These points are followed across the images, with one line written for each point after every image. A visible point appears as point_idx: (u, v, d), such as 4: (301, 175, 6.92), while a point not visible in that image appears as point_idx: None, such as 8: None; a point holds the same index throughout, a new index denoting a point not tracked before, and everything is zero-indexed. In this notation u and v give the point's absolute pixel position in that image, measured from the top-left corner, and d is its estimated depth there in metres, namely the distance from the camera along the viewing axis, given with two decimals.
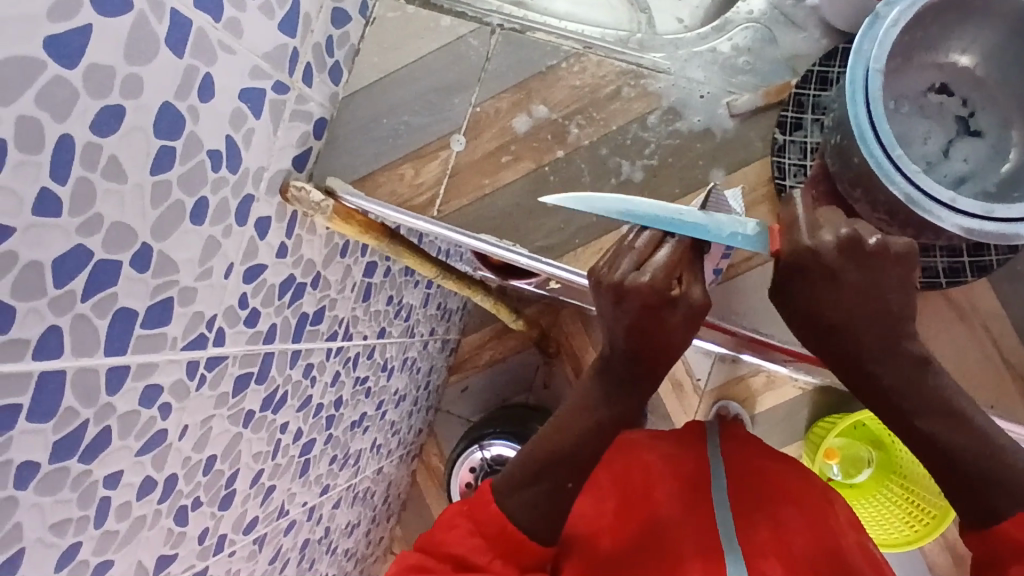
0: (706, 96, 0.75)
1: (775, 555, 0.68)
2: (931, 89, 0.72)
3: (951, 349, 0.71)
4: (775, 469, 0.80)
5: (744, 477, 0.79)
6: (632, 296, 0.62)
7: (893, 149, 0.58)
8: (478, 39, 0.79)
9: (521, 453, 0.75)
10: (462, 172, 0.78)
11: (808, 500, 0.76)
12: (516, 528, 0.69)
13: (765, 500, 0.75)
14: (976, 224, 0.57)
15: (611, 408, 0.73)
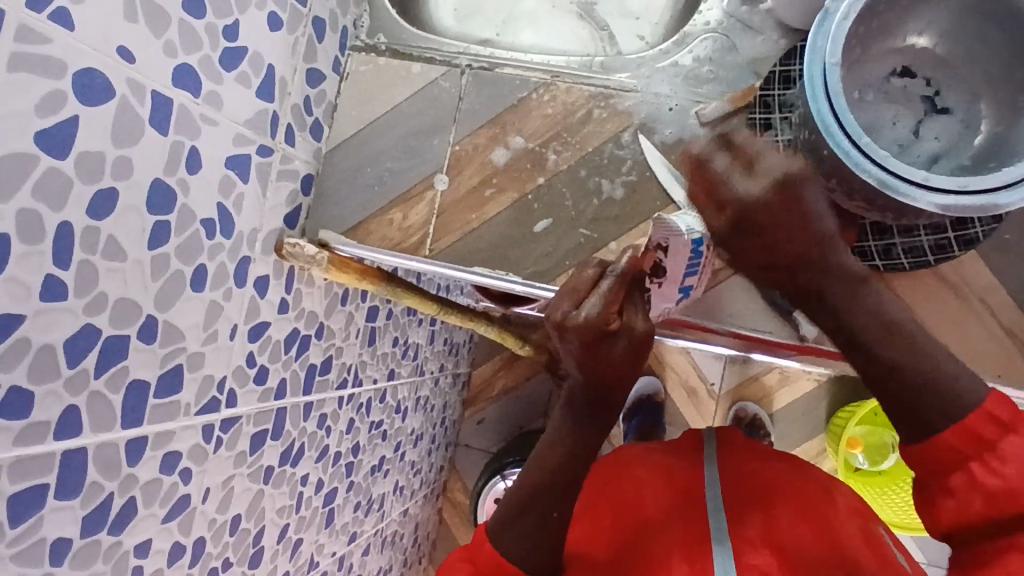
0: (674, 108, 0.77)
1: (768, 549, 0.66)
2: (893, 74, 0.73)
3: (951, 325, 0.70)
4: (770, 467, 0.77)
5: (738, 479, 0.76)
6: (571, 333, 0.59)
7: (862, 137, 0.59)
8: (449, 81, 0.82)
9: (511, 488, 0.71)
10: (449, 209, 0.80)
11: (806, 490, 0.72)
12: (509, 562, 0.66)
13: (760, 498, 0.72)
14: (952, 200, 0.58)
15: (588, 436, 0.68)
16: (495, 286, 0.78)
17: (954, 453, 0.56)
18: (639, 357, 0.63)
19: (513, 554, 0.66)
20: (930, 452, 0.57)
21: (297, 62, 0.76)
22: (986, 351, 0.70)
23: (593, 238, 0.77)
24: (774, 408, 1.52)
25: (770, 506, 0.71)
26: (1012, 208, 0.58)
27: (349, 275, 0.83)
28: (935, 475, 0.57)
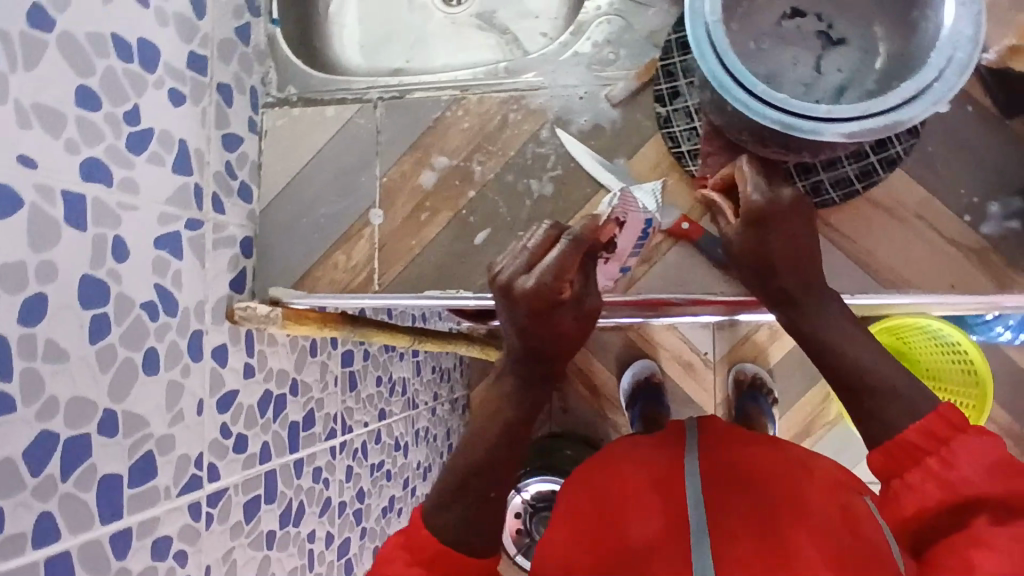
0: (584, 96, 0.78)
1: (749, 539, 0.60)
2: (785, 16, 0.72)
3: (894, 246, 0.71)
4: (752, 453, 0.70)
5: (720, 468, 0.68)
6: (519, 297, 0.58)
7: (756, 86, 0.60)
8: (364, 117, 0.83)
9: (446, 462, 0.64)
10: (389, 240, 0.80)
11: (791, 478, 0.66)
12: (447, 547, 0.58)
13: (744, 488, 0.65)
14: (858, 125, 0.58)
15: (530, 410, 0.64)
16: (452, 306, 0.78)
17: (909, 456, 0.57)
18: (585, 326, 0.63)
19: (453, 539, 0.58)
20: (888, 459, 0.58)
21: (209, 131, 0.77)
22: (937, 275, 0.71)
23: None
24: (772, 363, 1.53)
25: (751, 496, 0.64)
26: (918, 120, 0.58)
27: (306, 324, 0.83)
28: (893, 473, 0.58)
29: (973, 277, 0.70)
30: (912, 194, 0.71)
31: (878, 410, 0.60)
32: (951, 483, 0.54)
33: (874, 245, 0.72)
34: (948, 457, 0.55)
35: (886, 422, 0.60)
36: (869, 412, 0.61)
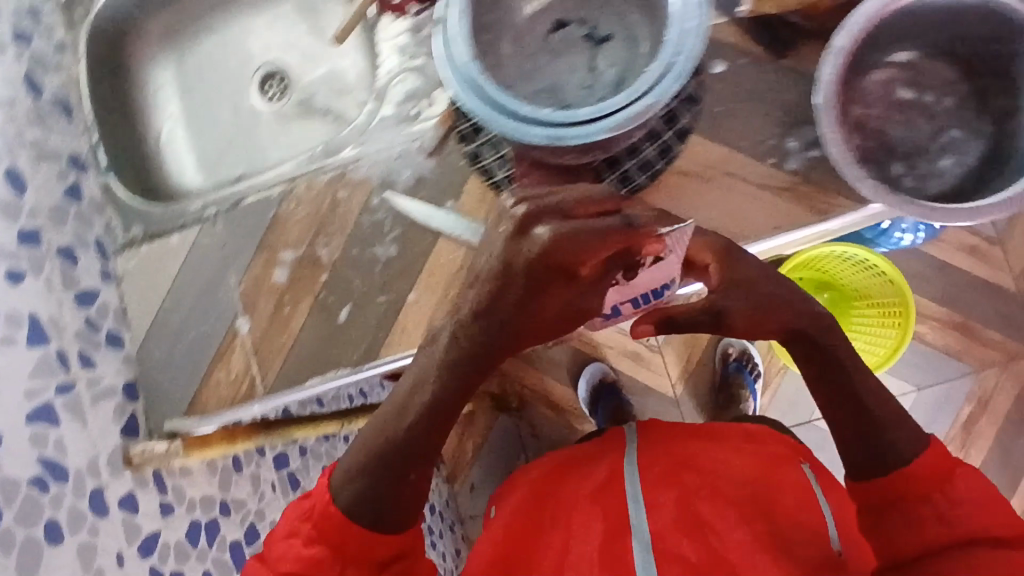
0: (400, 155, 0.80)
1: (686, 535, 0.70)
2: (551, 30, 0.75)
3: (714, 204, 0.73)
4: (688, 444, 0.80)
5: (661, 457, 0.78)
6: (558, 215, 0.52)
7: (517, 108, 0.62)
8: (207, 234, 0.85)
9: (359, 438, 0.66)
10: (261, 343, 0.82)
11: (723, 463, 0.76)
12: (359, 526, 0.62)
13: (689, 477, 0.75)
14: (622, 118, 0.61)
15: (456, 391, 0.62)
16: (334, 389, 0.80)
17: (919, 486, 0.63)
18: (568, 321, 0.60)
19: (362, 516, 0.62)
20: (887, 489, 0.65)
21: (59, 295, 0.79)
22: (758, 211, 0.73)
23: (392, 301, 0.79)
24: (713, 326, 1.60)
25: (692, 484, 0.74)
26: (671, 97, 0.60)
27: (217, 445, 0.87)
28: (892, 497, 0.65)
29: (788, 211, 0.72)
30: (712, 152, 0.73)
31: (890, 445, 0.66)
32: (959, 526, 0.61)
33: (699, 210, 0.74)
34: (954, 510, 0.61)
35: (875, 428, 0.67)
36: (853, 416, 0.69)
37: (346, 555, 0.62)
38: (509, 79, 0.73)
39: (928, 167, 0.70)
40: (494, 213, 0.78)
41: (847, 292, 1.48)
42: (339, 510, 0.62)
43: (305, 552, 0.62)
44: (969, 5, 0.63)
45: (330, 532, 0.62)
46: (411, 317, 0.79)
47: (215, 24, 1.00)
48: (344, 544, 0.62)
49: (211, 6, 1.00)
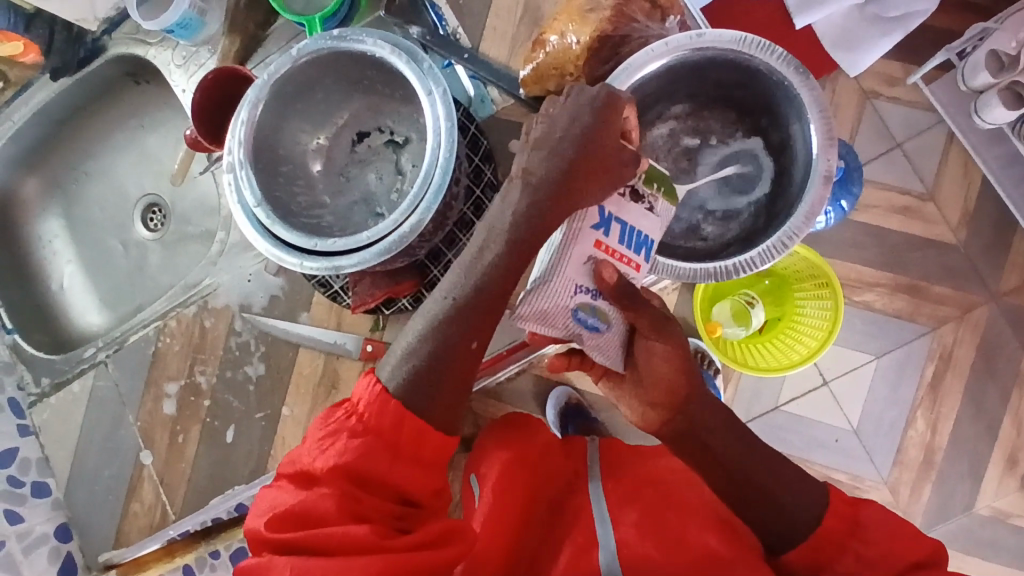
0: (252, 276, 0.86)
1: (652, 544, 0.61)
2: (355, 142, 0.79)
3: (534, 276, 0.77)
4: (654, 462, 0.72)
5: (625, 476, 0.70)
6: (578, 141, 0.53)
7: (309, 244, 0.66)
8: (102, 377, 0.91)
9: (314, 438, 0.51)
10: (165, 472, 0.88)
11: (692, 475, 0.69)
12: (363, 485, 0.49)
13: (650, 493, 0.67)
14: (397, 234, 0.64)
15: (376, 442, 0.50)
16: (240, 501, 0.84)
17: (829, 542, 0.52)
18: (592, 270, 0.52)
19: (357, 474, 0.49)
20: (806, 550, 0.52)
21: None
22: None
23: (269, 416, 0.85)
24: None
25: (658, 493, 0.67)
26: (437, 208, 0.64)
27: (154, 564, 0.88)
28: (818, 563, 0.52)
29: None
30: None
31: (777, 500, 0.54)
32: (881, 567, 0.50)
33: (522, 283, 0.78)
34: (867, 555, 0.50)
35: (762, 494, 0.55)
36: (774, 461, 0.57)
37: (361, 506, 0.48)
38: (321, 197, 0.77)
39: (726, 210, 0.69)
40: (343, 318, 0.83)
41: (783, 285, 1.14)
42: (406, 415, 0.50)
43: (317, 486, 0.49)
44: (699, 61, 0.65)
45: (382, 430, 0.49)
46: (288, 430, 0.85)
47: (90, 166, 1.06)
48: (399, 446, 0.50)
49: (81, 151, 1.05)
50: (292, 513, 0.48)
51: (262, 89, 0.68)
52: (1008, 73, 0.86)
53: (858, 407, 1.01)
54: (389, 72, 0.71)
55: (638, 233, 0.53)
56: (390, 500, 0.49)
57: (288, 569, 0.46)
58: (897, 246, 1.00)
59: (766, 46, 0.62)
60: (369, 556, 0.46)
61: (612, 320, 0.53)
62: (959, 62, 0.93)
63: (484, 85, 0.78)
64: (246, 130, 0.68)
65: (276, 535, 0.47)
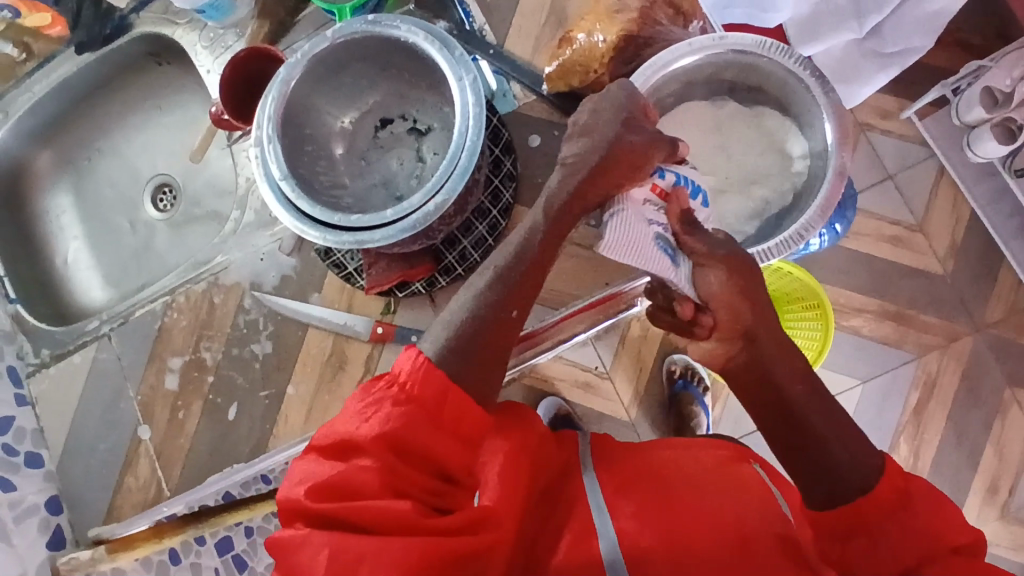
0: (265, 257, 0.87)
1: (658, 523, 0.51)
2: (378, 128, 0.81)
3: None
4: (653, 452, 0.61)
5: (625, 468, 0.58)
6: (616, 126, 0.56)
7: (331, 219, 0.67)
8: (104, 350, 0.91)
9: (353, 407, 0.45)
10: (163, 447, 0.88)
11: (695, 449, 0.62)
12: (406, 460, 0.44)
13: (656, 489, 0.55)
14: (420, 214, 0.66)
15: (425, 410, 0.44)
16: (243, 477, 0.84)
17: (874, 510, 0.47)
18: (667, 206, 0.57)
19: (404, 446, 0.44)
20: (846, 512, 0.47)
21: None
22: (591, 274, 0.89)
23: (274, 394, 0.85)
24: None
25: (663, 491, 0.54)
26: (460, 192, 0.66)
27: (139, 543, 0.83)
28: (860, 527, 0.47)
29: None
30: None
31: (827, 448, 0.50)
32: (925, 544, 0.45)
33: None
34: (913, 528, 0.45)
35: (818, 447, 0.50)
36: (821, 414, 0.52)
37: (403, 481, 0.43)
38: (342, 179, 0.79)
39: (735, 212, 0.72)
40: (354, 301, 0.84)
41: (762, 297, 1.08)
42: (452, 387, 0.45)
43: (356, 458, 0.43)
44: (723, 62, 0.69)
45: (425, 402, 0.45)
46: (291, 409, 0.85)
47: (103, 144, 1.07)
48: (443, 420, 0.45)
49: (96, 127, 1.06)
50: (328, 486, 0.43)
51: (294, 67, 0.70)
52: (1001, 109, 0.89)
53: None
54: (418, 59, 0.73)
55: (691, 181, 0.61)
56: (430, 475, 0.45)
57: (324, 549, 0.41)
58: (885, 274, 1.04)
59: (785, 50, 0.66)
60: (407, 540, 0.41)
61: (681, 257, 0.55)
62: (952, 98, 0.96)
63: (507, 81, 0.80)
64: (275, 106, 0.70)
65: (313, 507, 0.43)
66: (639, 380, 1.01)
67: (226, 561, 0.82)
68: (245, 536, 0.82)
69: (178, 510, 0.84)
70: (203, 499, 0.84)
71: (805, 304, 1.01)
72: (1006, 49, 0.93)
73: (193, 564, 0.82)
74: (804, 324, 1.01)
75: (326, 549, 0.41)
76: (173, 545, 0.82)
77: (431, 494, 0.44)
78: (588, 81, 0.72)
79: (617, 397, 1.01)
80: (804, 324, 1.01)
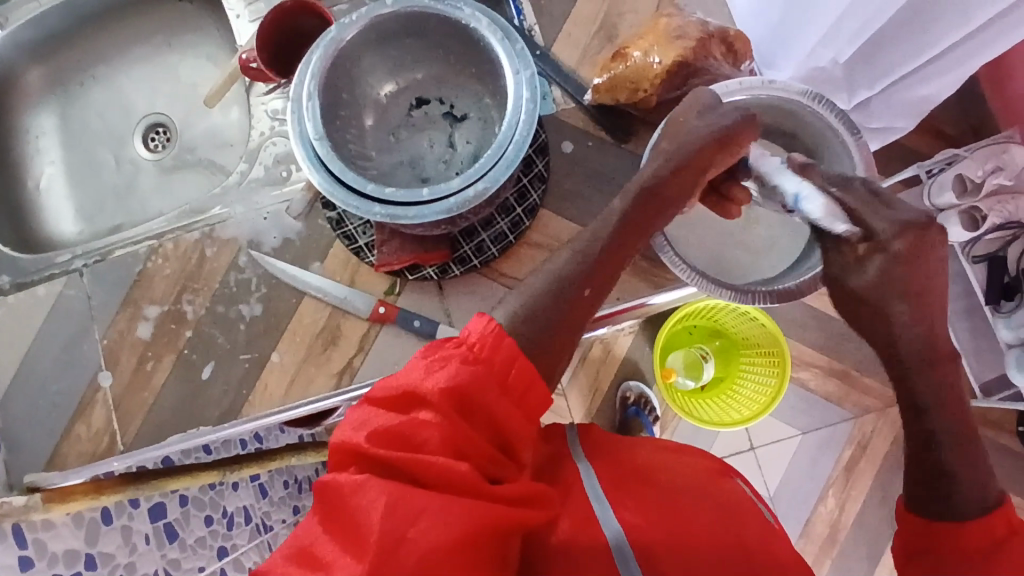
0: (268, 216, 0.84)
1: (670, 525, 0.51)
2: (412, 107, 0.80)
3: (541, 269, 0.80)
4: (639, 450, 0.61)
5: (620, 465, 0.58)
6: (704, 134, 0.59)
7: (362, 187, 0.65)
8: (73, 286, 0.85)
9: (419, 361, 0.43)
10: (124, 398, 0.82)
11: (676, 453, 0.62)
12: (471, 418, 0.42)
13: (654, 496, 0.54)
14: (459, 198, 0.65)
15: (492, 372, 0.43)
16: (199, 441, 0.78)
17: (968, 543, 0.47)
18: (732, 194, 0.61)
19: (472, 401, 0.41)
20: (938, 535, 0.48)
21: None
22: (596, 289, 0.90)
23: (256, 359, 0.82)
24: None
25: (658, 495, 0.54)
26: (502, 184, 0.65)
27: (77, 498, 0.69)
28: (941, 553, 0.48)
29: (631, 285, 0.83)
30: (561, 227, 0.80)
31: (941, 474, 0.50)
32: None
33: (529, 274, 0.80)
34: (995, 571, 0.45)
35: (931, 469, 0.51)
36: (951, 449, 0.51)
37: (466, 442, 0.41)
38: (368, 151, 0.77)
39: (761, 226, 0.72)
40: (357, 277, 0.82)
41: (732, 338, 1.10)
42: (523, 356, 0.44)
43: (421, 409, 0.41)
44: (771, 104, 0.71)
45: (497, 363, 0.43)
46: (271, 378, 0.81)
47: (100, 71, 1.01)
48: (511, 384, 0.43)
49: (98, 52, 1.00)
50: (388, 434, 0.40)
51: (348, 27, 0.68)
52: (971, 198, 0.94)
53: (783, 476, 1.09)
54: (471, 45, 0.72)
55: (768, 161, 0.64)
56: (491, 441, 0.42)
57: (382, 499, 0.38)
58: (842, 335, 1.07)
59: (830, 103, 0.68)
60: (468, 501, 0.39)
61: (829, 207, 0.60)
62: (924, 179, 0.99)
63: (547, 84, 0.81)
64: (321, 64, 0.68)
65: (373, 453, 0.40)
66: (590, 402, 1.07)
67: (156, 529, 0.71)
68: (179, 506, 0.74)
69: (119, 468, 0.75)
70: (143, 461, 0.76)
71: (763, 352, 1.04)
72: (979, 143, 0.98)
73: (124, 527, 0.68)
74: (755, 370, 1.05)
75: (383, 500, 0.38)
76: (110, 504, 0.69)
77: (490, 457, 0.42)
78: (636, 98, 0.73)
79: (570, 414, 1.07)
80: (756, 370, 1.05)
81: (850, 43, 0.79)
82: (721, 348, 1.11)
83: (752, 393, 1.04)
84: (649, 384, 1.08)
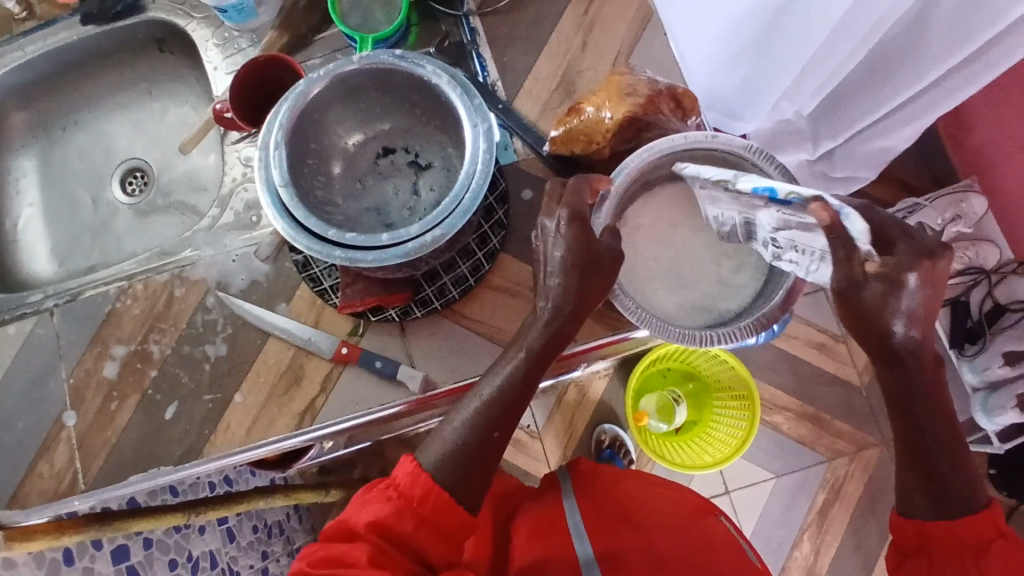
0: (237, 259, 0.86)
1: (643, 552, 0.53)
2: (379, 156, 0.84)
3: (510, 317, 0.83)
4: (626, 485, 0.63)
5: (604, 502, 0.60)
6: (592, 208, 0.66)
7: (325, 232, 0.67)
8: (42, 325, 0.86)
9: (357, 501, 0.49)
10: (86, 437, 0.82)
11: (661, 489, 0.64)
12: (395, 540, 0.47)
13: (628, 529, 0.56)
14: (418, 242, 0.67)
15: (412, 503, 0.49)
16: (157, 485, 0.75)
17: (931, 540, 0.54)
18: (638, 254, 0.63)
19: (393, 525, 0.47)
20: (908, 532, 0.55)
21: None
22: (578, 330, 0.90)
23: (220, 399, 0.83)
24: None
25: (633, 530, 0.56)
26: (460, 229, 0.68)
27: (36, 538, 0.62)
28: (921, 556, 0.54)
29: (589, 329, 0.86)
30: (519, 271, 0.84)
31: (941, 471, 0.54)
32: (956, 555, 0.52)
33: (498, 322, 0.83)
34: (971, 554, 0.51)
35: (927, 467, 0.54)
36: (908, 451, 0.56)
37: (389, 558, 0.46)
38: (336, 197, 0.80)
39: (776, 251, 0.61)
40: (322, 317, 0.84)
41: (707, 379, 1.11)
42: (438, 488, 0.49)
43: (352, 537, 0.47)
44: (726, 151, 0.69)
45: (416, 497, 0.49)
46: (235, 417, 0.82)
47: (83, 117, 1.04)
48: (430, 513, 0.49)
49: (80, 98, 1.04)
50: (324, 557, 0.46)
51: (316, 81, 0.72)
52: None
53: (747, 522, 1.10)
54: (433, 98, 0.76)
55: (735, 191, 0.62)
56: (412, 563, 0.48)
57: None
58: (806, 375, 1.09)
59: (769, 156, 0.67)
60: None
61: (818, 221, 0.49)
62: None
63: (510, 136, 0.86)
64: (290, 116, 0.71)
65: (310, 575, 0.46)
66: (564, 446, 1.08)
67: (117, 570, 0.69)
68: (142, 548, 0.72)
69: (82, 506, 0.68)
70: (106, 501, 0.70)
71: (734, 394, 1.06)
72: (937, 191, 1.03)
73: (85, 569, 0.65)
74: (728, 412, 1.06)
75: None
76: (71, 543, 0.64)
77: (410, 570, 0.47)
78: (590, 150, 0.78)
79: (544, 458, 1.08)
80: (729, 412, 1.06)
81: (812, 98, 0.82)
82: (698, 387, 1.12)
83: (725, 435, 1.05)
84: (622, 426, 1.10)
